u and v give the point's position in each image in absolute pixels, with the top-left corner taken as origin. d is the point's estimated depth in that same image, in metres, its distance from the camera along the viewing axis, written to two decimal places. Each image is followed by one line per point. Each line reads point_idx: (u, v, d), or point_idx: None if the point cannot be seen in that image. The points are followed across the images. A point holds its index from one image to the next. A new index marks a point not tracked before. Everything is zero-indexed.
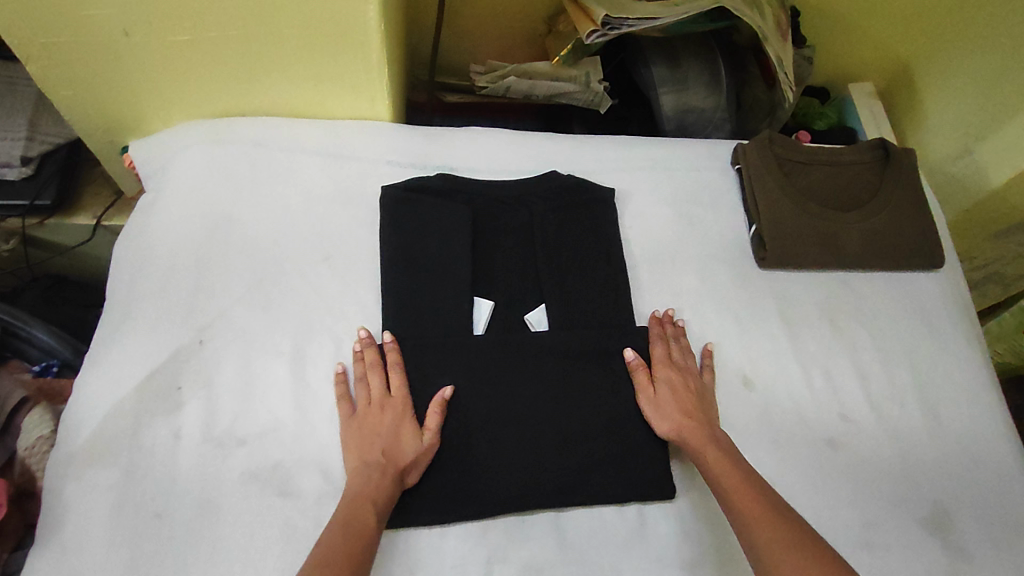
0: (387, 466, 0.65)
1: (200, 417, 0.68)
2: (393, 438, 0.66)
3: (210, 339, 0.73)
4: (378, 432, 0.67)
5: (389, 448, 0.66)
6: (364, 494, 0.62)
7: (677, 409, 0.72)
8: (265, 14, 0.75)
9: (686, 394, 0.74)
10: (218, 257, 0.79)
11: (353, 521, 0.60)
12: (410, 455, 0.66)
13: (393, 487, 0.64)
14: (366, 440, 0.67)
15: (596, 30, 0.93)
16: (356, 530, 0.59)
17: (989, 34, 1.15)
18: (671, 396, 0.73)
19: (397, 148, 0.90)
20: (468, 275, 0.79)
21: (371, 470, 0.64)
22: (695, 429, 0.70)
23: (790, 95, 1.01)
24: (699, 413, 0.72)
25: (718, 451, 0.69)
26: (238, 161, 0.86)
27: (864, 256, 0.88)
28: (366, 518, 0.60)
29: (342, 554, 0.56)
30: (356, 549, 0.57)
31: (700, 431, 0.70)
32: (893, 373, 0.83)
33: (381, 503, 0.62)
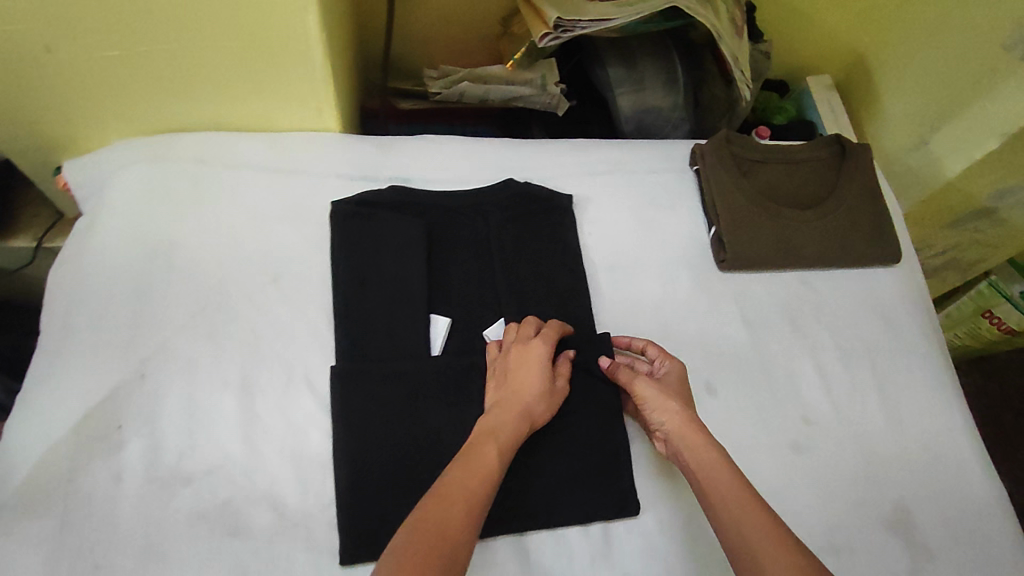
0: (524, 408, 0.66)
1: (142, 457, 0.65)
2: (540, 385, 0.68)
3: (153, 372, 0.70)
4: (524, 378, 0.68)
5: (529, 394, 0.67)
6: (495, 433, 0.63)
7: (666, 413, 0.67)
8: (198, 26, 0.71)
9: (683, 399, 0.68)
10: (159, 284, 0.75)
11: (470, 457, 0.59)
12: (542, 402, 0.68)
13: (520, 426, 0.65)
14: (511, 381, 0.68)
15: (549, 33, 0.91)
16: (478, 466, 0.58)
17: (938, 25, 1.12)
18: (670, 399, 0.68)
19: (346, 161, 0.87)
20: (423, 293, 0.76)
21: (510, 411, 0.65)
22: (693, 433, 0.65)
23: (747, 93, 1.00)
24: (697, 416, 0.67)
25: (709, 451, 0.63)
26: (178, 181, 0.82)
27: (823, 256, 0.88)
28: (492, 461, 0.59)
29: (464, 489, 0.56)
30: (477, 488, 0.57)
31: (698, 435, 0.64)
32: (854, 372, 0.83)
33: (507, 442, 0.62)
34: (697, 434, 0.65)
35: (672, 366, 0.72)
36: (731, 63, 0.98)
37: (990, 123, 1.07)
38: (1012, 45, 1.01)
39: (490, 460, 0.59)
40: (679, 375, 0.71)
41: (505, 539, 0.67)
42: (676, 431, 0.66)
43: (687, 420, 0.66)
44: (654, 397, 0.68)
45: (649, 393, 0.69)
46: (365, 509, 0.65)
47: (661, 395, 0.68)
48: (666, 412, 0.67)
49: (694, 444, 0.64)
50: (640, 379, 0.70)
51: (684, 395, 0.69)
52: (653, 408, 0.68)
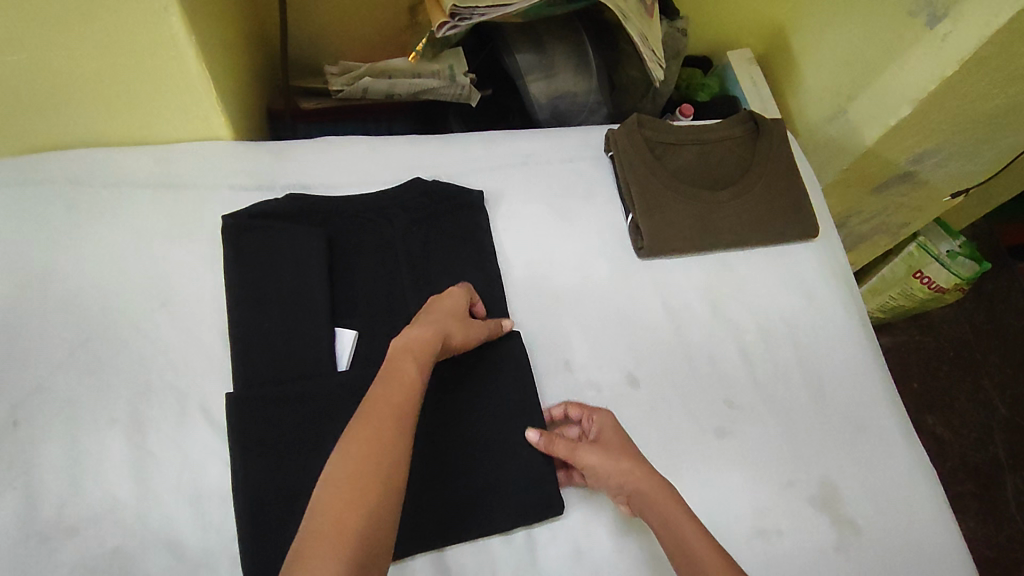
0: (436, 325, 0.64)
1: (18, 512, 0.60)
2: (456, 314, 0.67)
3: (27, 417, 0.64)
4: (439, 309, 0.67)
5: (450, 317, 0.66)
6: (410, 347, 0.60)
7: (620, 469, 0.62)
8: (45, 35, 0.65)
9: (625, 450, 0.64)
10: (30, 319, 0.69)
11: (395, 375, 0.57)
12: (460, 327, 0.66)
13: (436, 341, 0.62)
14: (429, 309, 0.67)
15: (446, 22, 0.88)
16: (398, 381, 0.57)
17: None
18: (619, 458, 0.63)
19: (238, 170, 0.81)
20: (325, 305, 0.72)
21: (427, 327, 0.63)
22: (659, 495, 0.60)
23: (659, 74, 0.98)
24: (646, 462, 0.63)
25: (668, 496, 0.60)
26: (49, 204, 0.76)
27: (741, 235, 0.87)
28: (410, 373, 0.58)
29: (388, 404, 0.55)
30: (401, 400, 0.56)
31: (660, 490, 0.61)
32: (776, 351, 0.83)
33: (426, 359, 0.60)
34: (663, 493, 0.61)
35: (599, 415, 0.68)
36: (641, 43, 0.95)
37: (897, 89, 1.03)
38: (918, 11, 0.99)
39: (409, 371, 0.58)
40: (611, 420, 0.68)
41: (423, 557, 0.64)
42: (646, 498, 0.61)
43: (639, 473, 0.62)
44: (600, 458, 0.63)
45: (595, 461, 0.63)
46: (269, 541, 0.61)
47: (610, 459, 0.63)
48: (621, 473, 0.62)
49: (656, 499, 0.60)
50: (580, 450, 0.65)
51: (626, 441, 0.66)
52: (609, 476, 0.63)
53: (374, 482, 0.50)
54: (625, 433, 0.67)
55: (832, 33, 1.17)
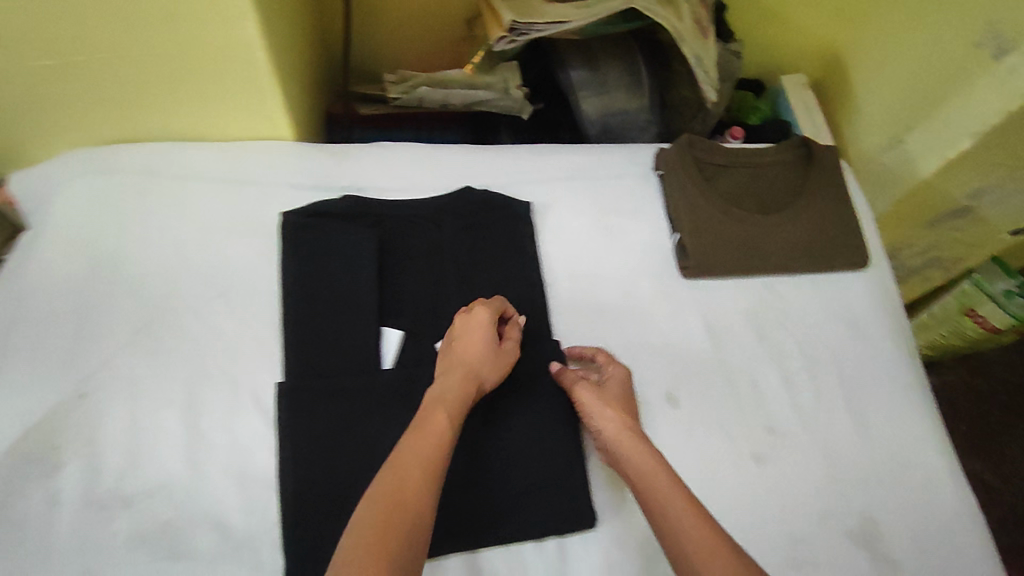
0: (469, 371, 0.66)
1: (80, 480, 0.64)
2: (483, 343, 0.68)
3: (94, 392, 0.68)
4: (470, 346, 0.68)
5: (476, 352, 0.68)
6: (442, 398, 0.63)
7: (608, 413, 0.67)
8: (134, 35, 0.70)
9: (623, 406, 0.68)
10: (102, 301, 0.74)
11: (427, 426, 0.59)
12: (488, 360, 0.68)
13: (468, 390, 0.65)
14: (458, 346, 0.68)
15: (505, 36, 0.90)
16: (429, 433, 0.59)
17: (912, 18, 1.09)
18: (614, 407, 0.68)
19: (299, 170, 0.85)
20: (374, 304, 0.75)
21: (456, 372, 0.66)
22: (636, 441, 0.64)
23: (712, 96, 0.98)
24: (635, 421, 0.67)
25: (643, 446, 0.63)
26: (125, 194, 0.81)
27: (789, 259, 0.86)
28: (440, 425, 0.60)
29: (418, 455, 0.56)
30: (432, 450, 0.57)
31: (636, 440, 0.64)
32: (820, 380, 0.82)
33: (457, 409, 0.62)
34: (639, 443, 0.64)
35: (614, 371, 0.73)
36: (694, 65, 0.96)
37: (959, 122, 1.02)
38: (985, 42, 0.96)
39: (441, 422, 0.60)
40: (622, 381, 0.72)
41: (457, 558, 0.65)
42: (620, 439, 0.65)
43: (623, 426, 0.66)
44: (594, 399, 0.68)
45: (588, 399, 0.69)
46: (308, 528, 0.63)
47: (604, 403, 0.68)
48: (609, 417, 0.67)
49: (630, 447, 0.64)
50: (580, 386, 0.70)
51: (627, 401, 0.70)
52: (597, 416, 0.67)
53: (401, 533, 0.51)
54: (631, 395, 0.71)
55: (893, 62, 1.14)
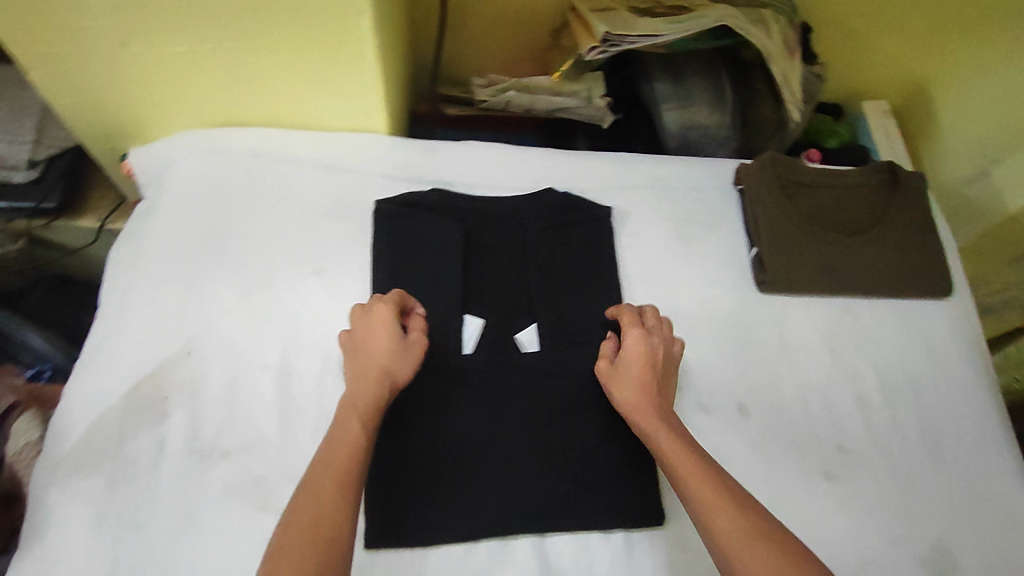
0: (377, 372, 0.65)
1: (184, 430, 0.69)
2: (381, 341, 0.67)
3: (198, 350, 0.73)
4: (374, 347, 0.67)
5: (376, 352, 0.66)
6: (353, 406, 0.62)
7: (621, 392, 0.68)
8: (259, 27, 0.76)
9: (642, 373, 0.68)
10: (209, 269, 0.79)
11: (341, 442, 0.59)
12: (391, 355, 0.66)
13: (378, 393, 0.64)
14: (360, 350, 0.67)
15: (596, 46, 0.93)
16: (341, 446, 0.59)
17: (992, 62, 1.12)
18: (629, 377, 0.68)
19: (392, 162, 0.89)
20: (459, 292, 0.78)
21: (363, 374, 0.65)
22: (649, 411, 0.65)
23: (796, 114, 1.00)
24: (654, 394, 0.67)
25: (665, 429, 0.64)
26: (232, 171, 0.87)
27: (868, 283, 0.86)
28: (354, 434, 0.60)
29: (331, 474, 0.57)
30: (344, 467, 0.57)
31: (652, 421, 0.65)
32: (896, 405, 0.81)
33: (367, 416, 0.62)
34: (654, 424, 0.64)
35: (631, 335, 0.70)
36: (781, 83, 0.98)
37: None
38: None
39: (352, 434, 0.60)
40: (646, 343, 0.69)
41: (525, 539, 0.68)
42: (634, 409, 0.66)
43: (643, 402, 0.66)
44: (608, 377, 0.69)
45: (604, 377, 0.70)
46: (392, 497, 0.67)
47: (619, 373, 0.69)
48: (623, 389, 0.67)
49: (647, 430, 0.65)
50: (602, 363, 0.71)
51: (648, 366, 0.68)
52: (613, 388, 0.69)
53: (315, 559, 0.51)
54: (656, 355, 0.69)
55: (983, 94, 1.15)
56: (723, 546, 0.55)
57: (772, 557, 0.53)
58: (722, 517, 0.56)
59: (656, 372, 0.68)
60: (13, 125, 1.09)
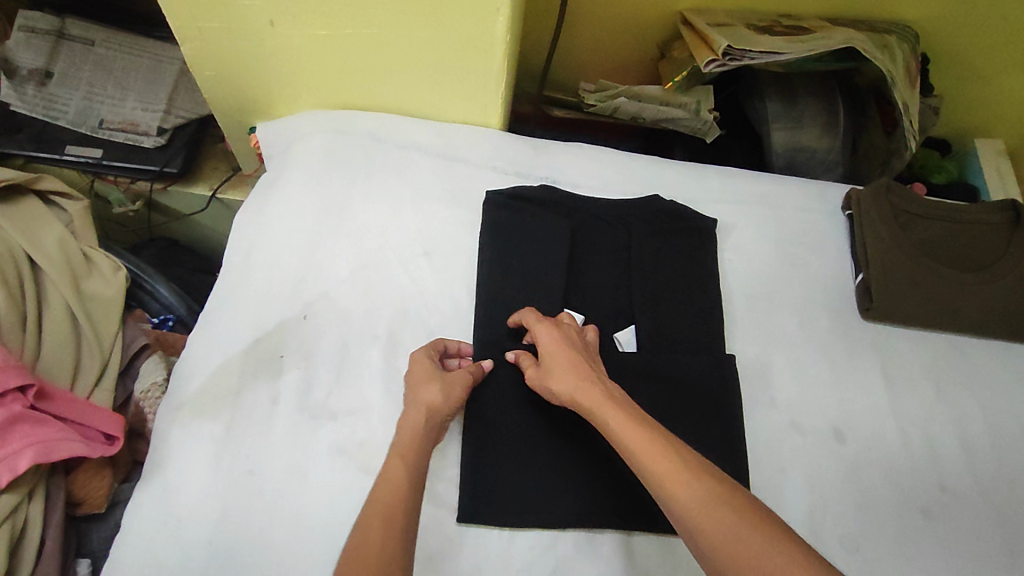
0: (416, 406, 0.64)
1: (297, 388, 0.73)
2: (411, 373, 0.68)
3: (314, 315, 0.77)
4: (413, 386, 0.67)
5: (410, 381, 0.67)
6: (394, 443, 0.62)
7: (558, 381, 0.64)
8: (401, 17, 0.80)
9: (567, 357, 0.66)
10: (327, 240, 0.83)
11: (383, 476, 0.58)
12: (423, 382, 0.66)
13: (418, 428, 0.63)
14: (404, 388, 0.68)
15: (715, 59, 0.93)
16: (385, 482, 0.57)
17: None
18: (559, 364, 0.65)
19: (504, 156, 0.92)
20: (562, 287, 0.80)
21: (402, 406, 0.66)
22: (588, 390, 0.62)
23: (914, 144, 0.97)
24: (588, 373, 0.64)
25: (608, 406, 0.61)
26: (354, 151, 0.91)
27: (980, 322, 0.83)
28: (398, 470, 0.58)
29: (377, 508, 0.55)
30: (389, 500, 0.56)
31: (593, 403, 0.61)
32: (1001, 450, 0.78)
33: (411, 450, 0.61)
34: (599, 404, 0.61)
35: (544, 333, 0.68)
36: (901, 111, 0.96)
37: None
38: None
39: (393, 468, 0.59)
40: (562, 333, 0.68)
41: (612, 535, 0.68)
42: (573, 391, 0.63)
43: (578, 384, 0.63)
44: (542, 375, 0.66)
45: (535, 377, 0.67)
46: (485, 476, 0.69)
47: (546, 367, 0.66)
48: (554, 377, 0.65)
49: (592, 411, 0.61)
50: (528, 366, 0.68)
51: (569, 351, 0.66)
52: (545, 383, 0.66)
53: None
54: (575, 342, 0.68)
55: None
56: (684, 513, 0.52)
57: (729, 512, 0.50)
58: (676, 481, 0.53)
59: (580, 355, 0.66)
60: (149, 94, 1.18)
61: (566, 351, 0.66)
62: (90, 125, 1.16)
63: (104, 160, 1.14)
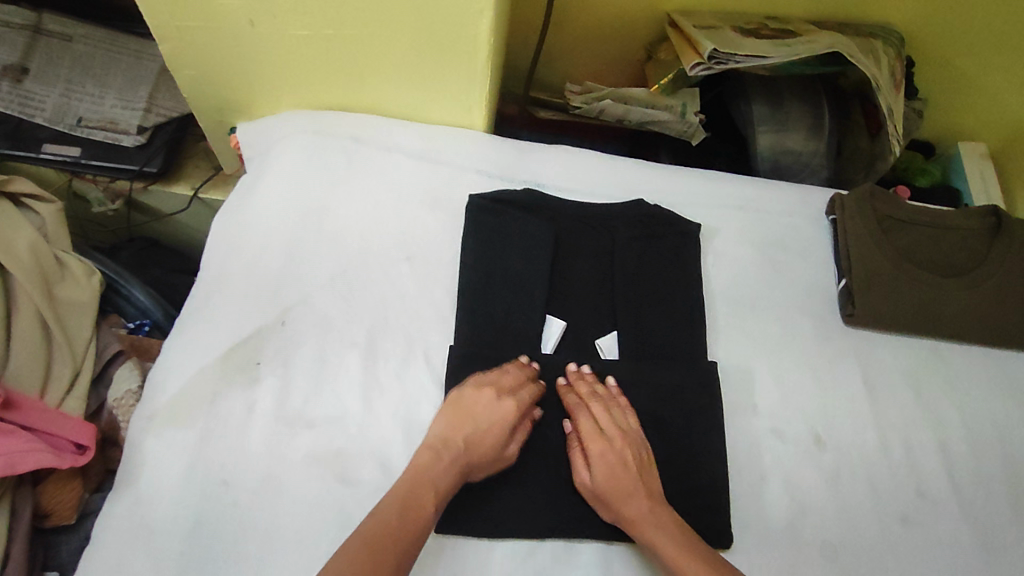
0: (470, 453, 0.65)
1: (273, 395, 0.72)
2: (494, 403, 0.68)
3: (292, 321, 0.76)
4: (484, 428, 0.66)
5: (484, 415, 0.67)
6: (432, 472, 0.62)
7: (612, 506, 0.66)
8: (382, 18, 0.78)
9: (619, 482, 0.66)
10: (307, 244, 0.82)
11: (411, 499, 0.60)
12: (493, 427, 0.67)
13: (457, 475, 0.63)
14: (463, 418, 0.67)
15: (701, 62, 0.93)
16: (414, 508, 0.59)
17: None
18: (613, 489, 0.65)
19: (487, 158, 0.91)
20: (544, 293, 0.79)
21: (456, 429, 0.66)
22: (643, 521, 0.64)
23: (898, 148, 0.97)
24: (643, 500, 0.65)
25: (665, 541, 0.63)
26: (336, 153, 0.90)
27: (960, 328, 0.83)
28: (429, 501, 0.60)
29: (397, 529, 0.57)
30: (409, 527, 0.58)
31: (650, 534, 0.63)
32: (979, 456, 0.78)
33: (443, 487, 0.62)
34: (653, 535, 0.63)
35: (597, 447, 0.67)
36: (886, 116, 0.96)
37: None
38: None
39: (427, 498, 0.60)
40: (612, 444, 0.67)
41: (591, 544, 0.68)
42: (631, 522, 0.64)
43: (634, 514, 0.65)
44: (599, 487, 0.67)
45: (587, 489, 0.67)
46: (465, 486, 0.68)
47: (600, 488, 0.66)
48: (612, 503, 0.65)
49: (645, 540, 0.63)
50: (579, 474, 0.68)
51: (623, 468, 0.66)
52: (600, 503, 0.67)
53: None
54: (627, 452, 0.67)
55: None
56: None
57: None
58: None
59: (633, 472, 0.67)
60: (128, 92, 1.16)
61: (619, 464, 0.66)
62: (68, 123, 1.13)
63: (82, 158, 1.12)
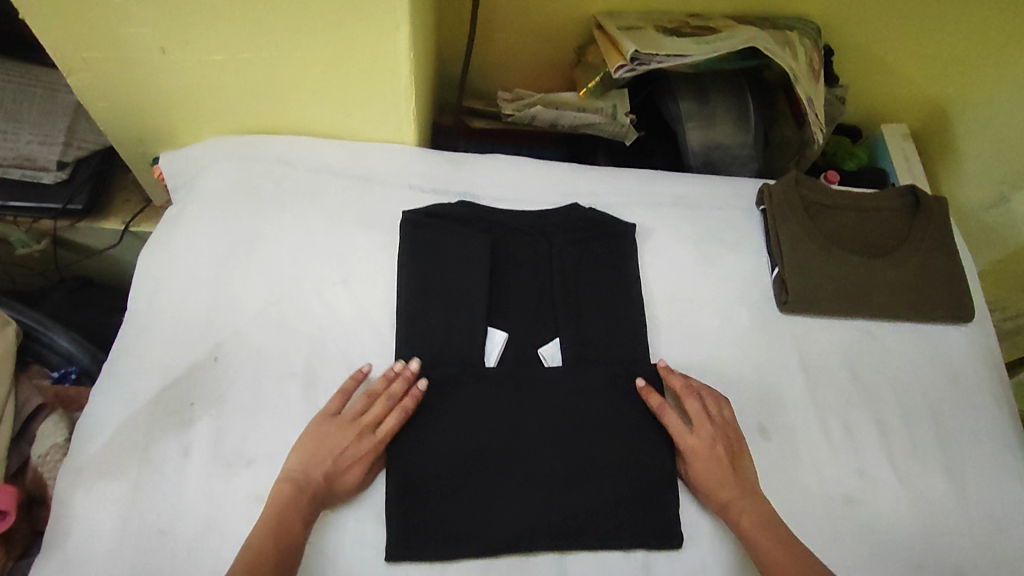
0: (323, 482, 0.65)
1: (209, 436, 0.69)
2: (353, 437, 0.67)
3: (225, 356, 0.74)
4: (338, 460, 0.66)
5: (341, 448, 0.67)
6: (291, 501, 0.63)
7: (708, 482, 0.70)
8: (296, 38, 0.77)
9: (716, 462, 0.71)
10: (237, 274, 0.80)
11: (282, 532, 0.61)
12: (351, 460, 0.67)
13: (319, 504, 0.65)
14: (320, 450, 0.67)
15: (625, 64, 0.94)
16: (284, 541, 0.61)
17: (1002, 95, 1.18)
18: (709, 470, 0.71)
19: (419, 173, 0.90)
20: (483, 305, 0.79)
21: (313, 461, 0.66)
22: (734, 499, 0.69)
23: (820, 136, 1.00)
24: (741, 483, 0.70)
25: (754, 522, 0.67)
26: (263, 179, 0.87)
27: (889, 307, 0.86)
28: (299, 530, 0.62)
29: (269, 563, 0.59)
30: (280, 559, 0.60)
31: (740, 513, 0.68)
32: (914, 430, 0.81)
33: (310, 516, 0.64)
34: (743, 514, 0.68)
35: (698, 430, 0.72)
36: (806, 105, 0.99)
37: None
38: None
39: (294, 530, 0.62)
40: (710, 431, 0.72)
41: (546, 556, 0.68)
42: (723, 497, 0.70)
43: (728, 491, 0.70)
44: (700, 462, 0.71)
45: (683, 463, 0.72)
46: (416, 509, 0.68)
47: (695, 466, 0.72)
48: (707, 480, 0.71)
49: (736, 516, 0.68)
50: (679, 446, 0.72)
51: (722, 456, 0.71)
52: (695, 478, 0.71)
53: None
54: (723, 444, 0.72)
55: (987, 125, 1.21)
56: None
57: None
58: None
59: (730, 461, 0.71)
60: (44, 125, 1.10)
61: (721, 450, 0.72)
62: None
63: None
